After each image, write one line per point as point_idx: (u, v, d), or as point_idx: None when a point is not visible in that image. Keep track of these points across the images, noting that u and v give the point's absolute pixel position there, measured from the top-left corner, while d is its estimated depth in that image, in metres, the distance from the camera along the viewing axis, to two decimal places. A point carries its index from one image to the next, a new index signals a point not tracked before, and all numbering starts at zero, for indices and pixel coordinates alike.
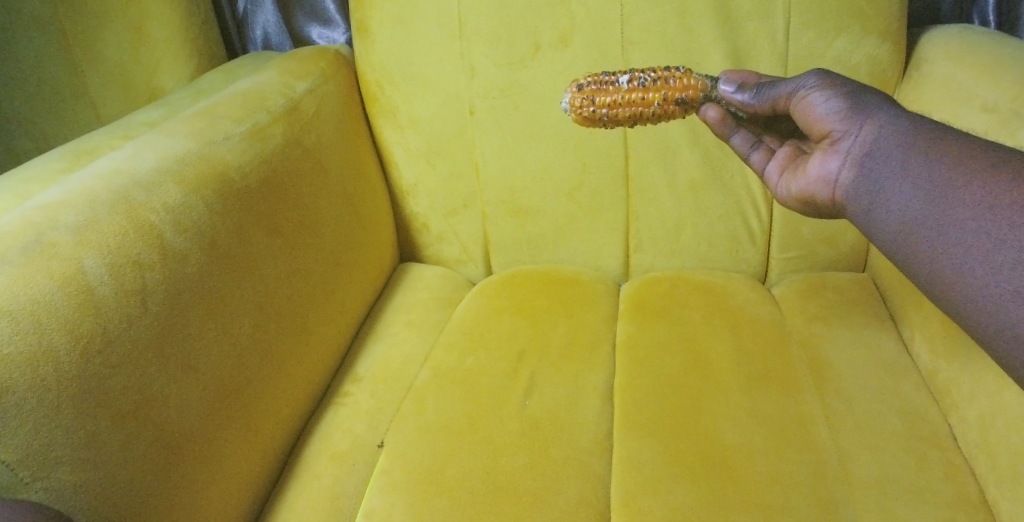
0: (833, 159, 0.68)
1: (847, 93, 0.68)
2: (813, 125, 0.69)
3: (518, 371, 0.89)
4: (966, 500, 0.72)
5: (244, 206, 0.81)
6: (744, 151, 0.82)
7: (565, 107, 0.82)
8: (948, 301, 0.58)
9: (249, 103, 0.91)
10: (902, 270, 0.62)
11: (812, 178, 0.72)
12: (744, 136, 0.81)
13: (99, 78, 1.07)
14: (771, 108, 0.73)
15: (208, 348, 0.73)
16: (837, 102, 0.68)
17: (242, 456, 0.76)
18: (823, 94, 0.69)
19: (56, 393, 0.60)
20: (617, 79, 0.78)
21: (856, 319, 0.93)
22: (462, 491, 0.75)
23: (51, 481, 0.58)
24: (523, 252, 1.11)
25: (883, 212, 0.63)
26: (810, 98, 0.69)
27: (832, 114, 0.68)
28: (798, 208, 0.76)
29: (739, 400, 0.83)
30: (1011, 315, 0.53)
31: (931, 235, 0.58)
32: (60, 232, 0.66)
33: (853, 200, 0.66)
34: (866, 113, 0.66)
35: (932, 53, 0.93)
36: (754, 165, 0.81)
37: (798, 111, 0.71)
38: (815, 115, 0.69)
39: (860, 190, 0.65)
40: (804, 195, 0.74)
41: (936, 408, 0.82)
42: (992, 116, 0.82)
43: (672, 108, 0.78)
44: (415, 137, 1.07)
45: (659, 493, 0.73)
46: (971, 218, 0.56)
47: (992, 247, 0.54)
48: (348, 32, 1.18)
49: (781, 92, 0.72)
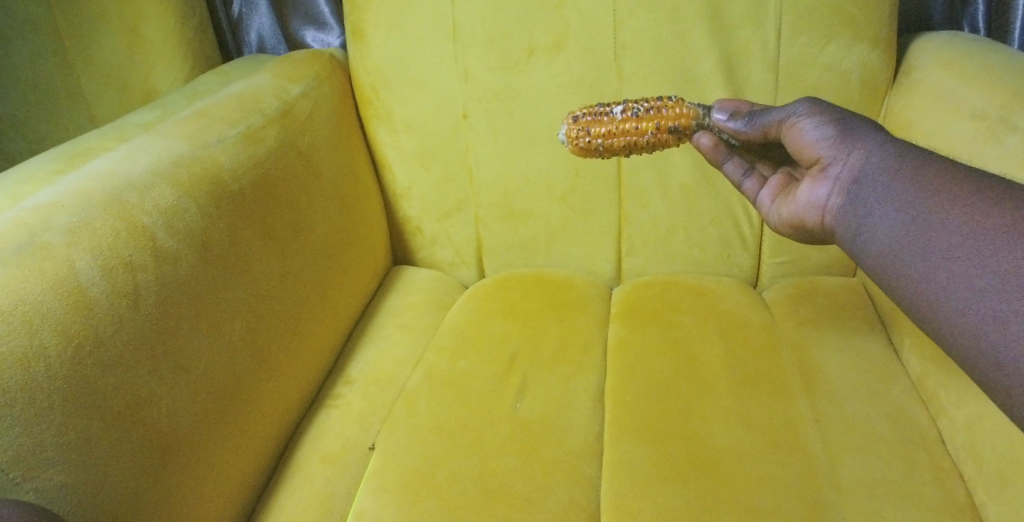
0: (823, 186, 0.70)
1: (837, 120, 0.70)
2: (802, 151, 0.72)
3: (509, 374, 0.89)
4: (953, 504, 0.72)
5: (250, 218, 0.83)
6: (737, 177, 0.84)
7: (562, 138, 0.84)
8: (930, 323, 0.59)
9: (243, 106, 0.91)
10: (887, 290, 0.63)
11: (802, 203, 0.74)
12: (736, 163, 0.83)
13: (91, 81, 1.07)
14: (763, 135, 0.75)
15: (205, 356, 0.74)
16: (826, 130, 0.70)
17: (234, 456, 0.76)
18: (812, 121, 0.71)
19: (47, 394, 0.60)
20: (611, 110, 0.80)
21: (847, 323, 0.94)
22: (453, 493, 0.75)
23: (41, 481, 0.59)
24: (516, 255, 1.11)
25: (870, 237, 0.64)
26: (800, 125, 0.72)
27: (822, 140, 0.70)
28: (788, 232, 0.78)
29: (729, 404, 0.83)
30: (992, 338, 0.54)
31: (916, 259, 0.60)
32: (52, 232, 0.66)
33: (841, 225, 0.68)
34: (854, 140, 0.68)
35: (922, 60, 0.94)
36: (747, 192, 0.83)
37: (788, 138, 0.73)
38: (805, 141, 0.71)
39: (848, 214, 0.67)
40: (794, 220, 0.76)
41: (925, 411, 0.83)
42: (979, 124, 0.83)
43: (665, 135, 0.79)
44: (408, 141, 1.07)
45: (649, 496, 0.74)
46: (956, 243, 0.57)
47: (975, 271, 0.55)
48: (343, 35, 1.18)
49: (775, 119, 0.73)
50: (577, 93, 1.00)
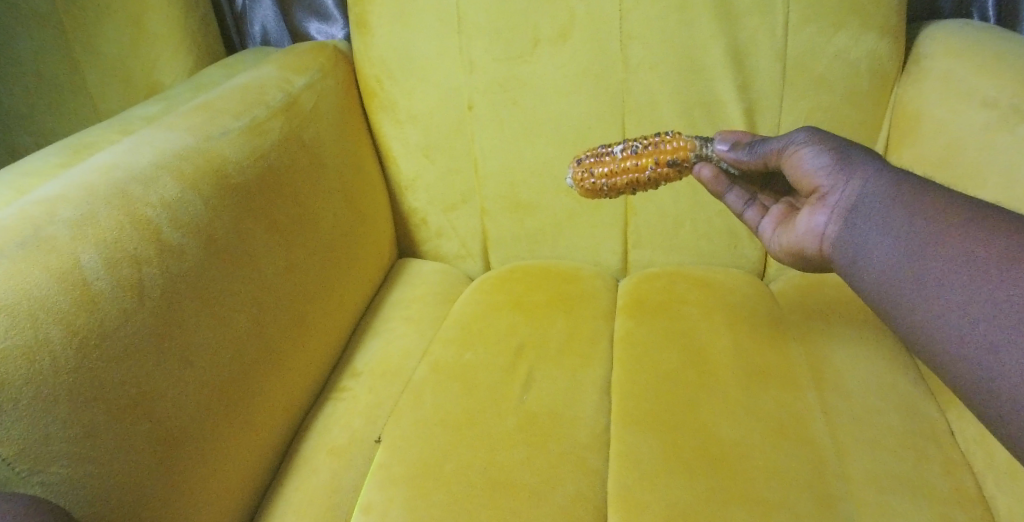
0: (821, 213, 0.71)
1: (834, 149, 0.71)
2: (802, 180, 0.72)
3: (516, 366, 0.89)
4: (964, 496, 0.72)
5: (258, 219, 0.83)
6: (738, 207, 0.84)
7: (570, 181, 0.87)
8: (926, 350, 0.59)
9: (247, 99, 0.90)
10: (883, 313, 0.64)
11: (801, 232, 0.74)
12: (739, 193, 0.83)
13: (97, 74, 1.08)
14: (763, 164, 0.75)
15: (211, 357, 0.74)
16: (825, 158, 0.70)
17: (240, 452, 0.76)
18: (812, 150, 0.71)
19: (53, 388, 0.60)
20: (612, 150, 0.82)
21: (856, 313, 0.93)
22: (460, 485, 0.75)
23: (47, 476, 0.59)
24: (522, 247, 1.11)
25: (868, 264, 0.65)
26: (800, 154, 0.72)
27: (819, 169, 0.70)
28: (789, 260, 0.78)
29: (737, 396, 0.83)
30: (987, 366, 0.54)
31: (913, 287, 0.60)
32: (57, 227, 0.66)
33: (839, 252, 0.69)
34: (852, 168, 0.69)
35: (932, 48, 0.93)
36: (749, 221, 0.84)
37: (788, 166, 0.73)
38: (804, 170, 0.71)
39: (845, 241, 0.68)
40: (794, 248, 0.76)
41: (933, 403, 0.82)
42: (991, 111, 0.83)
43: (665, 169, 0.80)
44: (413, 132, 1.06)
45: (657, 488, 0.74)
46: (950, 271, 0.57)
47: (970, 300, 0.56)
48: (346, 27, 1.17)
49: (774, 150, 0.74)
50: (583, 83, 0.99)
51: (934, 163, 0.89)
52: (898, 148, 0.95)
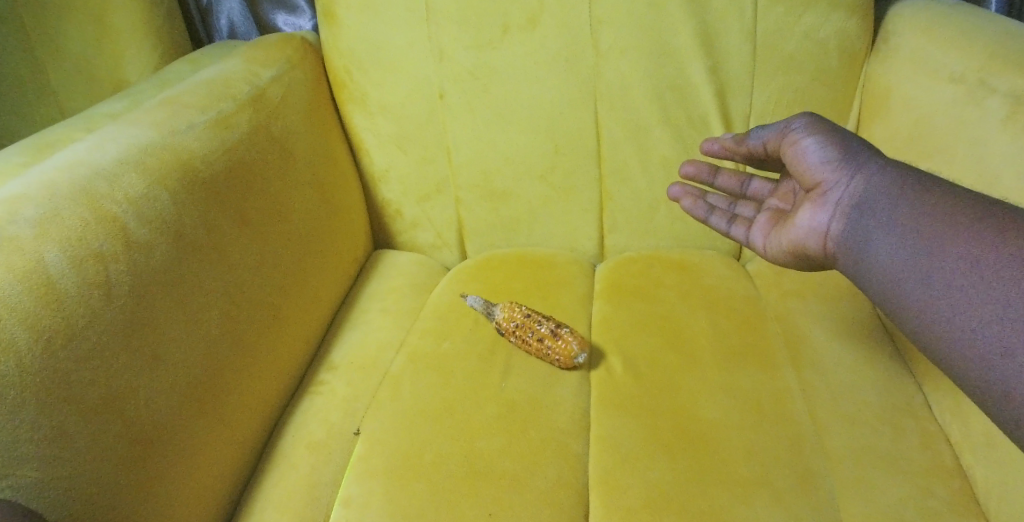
0: (824, 211, 0.72)
1: (837, 142, 0.73)
2: (806, 172, 0.74)
3: (494, 354, 0.88)
4: (941, 467, 0.73)
5: (227, 213, 0.82)
6: (722, 227, 0.88)
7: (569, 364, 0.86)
8: (935, 352, 0.59)
9: (213, 92, 0.89)
10: (888, 312, 0.64)
11: (801, 230, 0.75)
12: (720, 216, 0.89)
13: (60, 73, 1.05)
14: (764, 148, 0.81)
15: (185, 360, 0.72)
16: (828, 151, 0.73)
17: (215, 450, 0.75)
18: (815, 142, 0.74)
19: (19, 388, 0.59)
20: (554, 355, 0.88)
21: (829, 290, 0.94)
22: (441, 474, 0.75)
23: (17, 478, 0.57)
24: (498, 236, 1.10)
25: (870, 263, 0.65)
26: (802, 143, 0.75)
27: (824, 163, 0.72)
28: (786, 262, 0.78)
29: (715, 376, 0.83)
30: (1001, 370, 0.54)
31: (918, 287, 0.60)
32: (19, 226, 0.65)
33: (842, 248, 0.69)
34: (855, 164, 0.70)
35: (899, 26, 0.93)
36: (733, 237, 0.86)
37: (790, 154, 0.76)
38: (808, 162, 0.74)
39: (848, 237, 0.68)
40: (793, 248, 0.76)
41: (909, 377, 0.83)
42: (959, 86, 0.83)
43: (529, 344, 0.87)
44: (384, 123, 1.05)
45: (638, 470, 0.74)
46: (958, 271, 0.58)
47: (980, 301, 0.56)
48: (314, 18, 1.16)
49: (773, 134, 0.80)
50: (554, 69, 0.98)
51: (905, 139, 0.90)
52: (869, 126, 0.96)
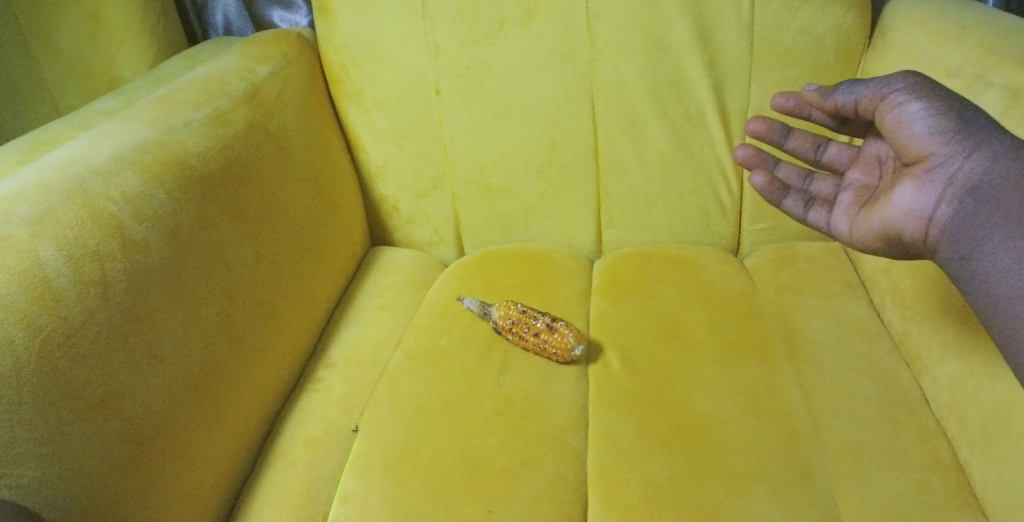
0: (930, 192, 0.72)
1: (945, 109, 0.71)
2: (912, 141, 0.72)
3: (491, 351, 0.88)
4: (937, 462, 0.73)
5: (224, 209, 0.82)
6: (799, 212, 0.87)
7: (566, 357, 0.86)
8: None
9: (208, 89, 0.89)
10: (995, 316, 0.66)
11: (899, 209, 0.74)
12: (795, 199, 0.87)
13: (55, 69, 1.05)
14: (855, 105, 0.76)
15: (183, 357, 0.72)
16: (934, 122, 0.71)
17: (213, 447, 0.75)
18: (920, 105, 0.71)
19: (15, 388, 0.59)
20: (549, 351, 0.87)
21: (826, 285, 0.94)
22: (439, 471, 0.75)
23: (16, 477, 0.57)
24: (495, 232, 1.10)
25: (988, 263, 0.66)
26: (906, 106, 0.72)
27: (931, 133, 0.71)
28: (874, 245, 0.78)
29: (712, 371, 0.83)
30: None
31: None
32: (14, 224, 0.64)
33: (951, 234, 0.70)
34: (970, 140, 0.69)
35: (897, 21, 0.93)
36: (812, 222, 0.86)
37: (891, 117, 0.73)
38: (913, 131, 0.72)
39: (960, 225, 0.69)
40: (886, 233, 0.76)
41: (907, 372, 0.83)
42: (957, 81, 0.83)
43: (527, 339, 0.87)
44: (381, 119, 1.05)
45: (635, 466, 0.74)
46: None
47: None
48: (310, 14, 1.15)
49: (868, 92, 0.75)
50: (550, 65, 0.98)
51: None
52: None
